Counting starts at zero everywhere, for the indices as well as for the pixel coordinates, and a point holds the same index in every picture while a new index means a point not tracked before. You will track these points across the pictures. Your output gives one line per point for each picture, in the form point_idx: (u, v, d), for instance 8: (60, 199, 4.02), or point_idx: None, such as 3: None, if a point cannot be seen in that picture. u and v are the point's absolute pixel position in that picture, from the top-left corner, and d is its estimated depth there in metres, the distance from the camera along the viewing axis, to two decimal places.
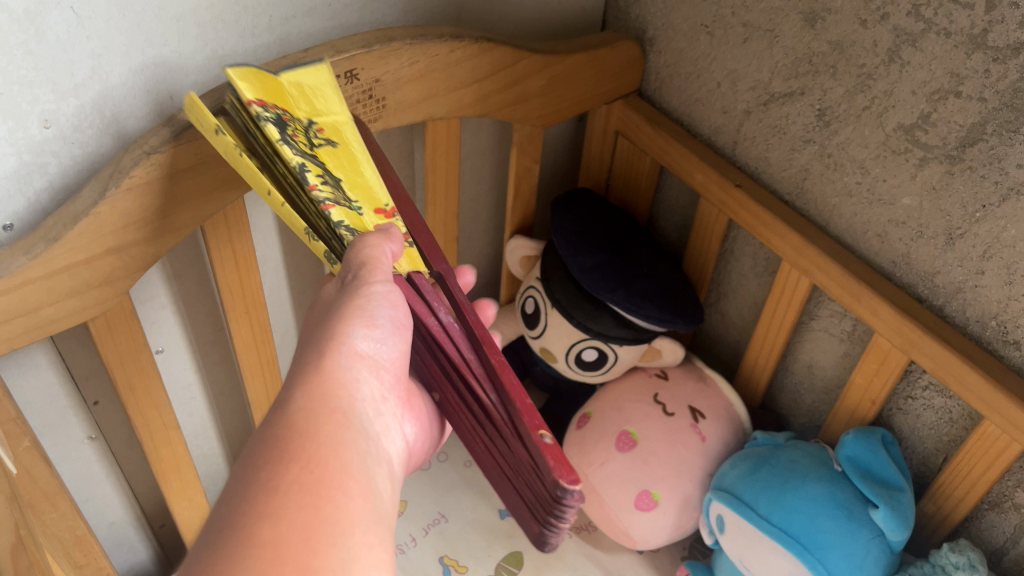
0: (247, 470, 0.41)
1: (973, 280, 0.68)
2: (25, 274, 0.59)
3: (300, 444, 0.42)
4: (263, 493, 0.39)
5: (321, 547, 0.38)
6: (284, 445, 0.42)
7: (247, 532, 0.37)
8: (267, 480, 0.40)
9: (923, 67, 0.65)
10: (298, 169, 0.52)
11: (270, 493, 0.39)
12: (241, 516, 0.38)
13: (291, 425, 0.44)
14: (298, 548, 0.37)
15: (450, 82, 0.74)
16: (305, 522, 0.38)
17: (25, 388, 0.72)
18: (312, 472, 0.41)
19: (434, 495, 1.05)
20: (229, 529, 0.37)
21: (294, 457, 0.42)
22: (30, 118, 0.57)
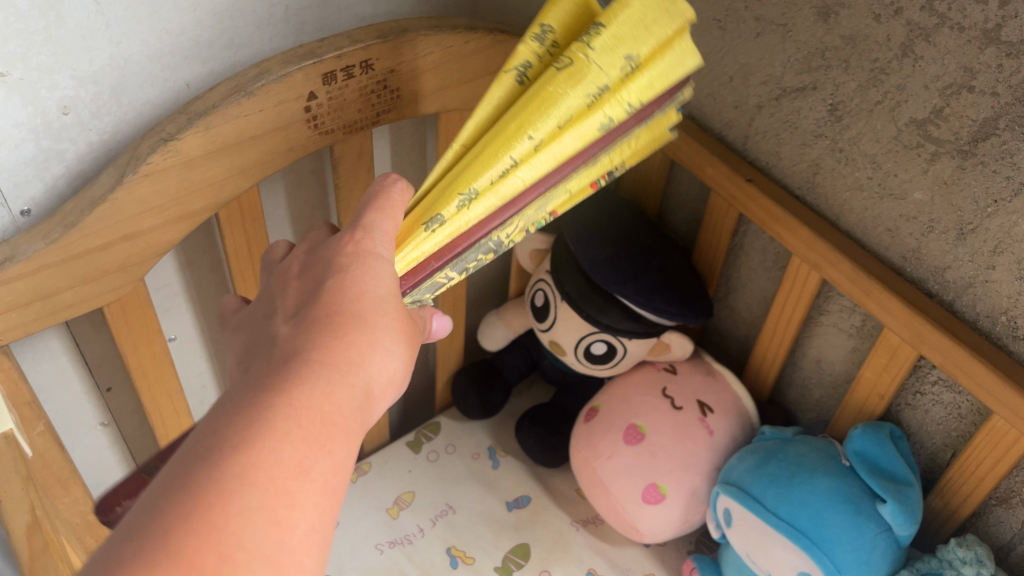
0: (295, 430, 0.40)
1: (984, 275, 0.68)
2: (42, 258, 0.59)
3: (341, 440, 0.42)
4: (289, 468, 0.39)
5: (307, 552, 0.39)
6: (332, 433, 0.41)
7: (268, 509, 0.37)
8: (303, 460, 0.40)
9: (937, 61, 0.65)
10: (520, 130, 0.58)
11: (299, 480, 0.39)
12: (266, 485, 0.38)
13: (347, 415, 0.43)
14: (289, 543, 0.38)
15: (463, 73, 0.74)
16: (306, 524, 0.39)
17: (40, 373, 0.73)
18: (334, 476, 0.41)
19: (442, 487, 1.05)
20: (235, 486, 0.37)
21: (331, 451, 0.41)
22: (49, 105, 0.58)
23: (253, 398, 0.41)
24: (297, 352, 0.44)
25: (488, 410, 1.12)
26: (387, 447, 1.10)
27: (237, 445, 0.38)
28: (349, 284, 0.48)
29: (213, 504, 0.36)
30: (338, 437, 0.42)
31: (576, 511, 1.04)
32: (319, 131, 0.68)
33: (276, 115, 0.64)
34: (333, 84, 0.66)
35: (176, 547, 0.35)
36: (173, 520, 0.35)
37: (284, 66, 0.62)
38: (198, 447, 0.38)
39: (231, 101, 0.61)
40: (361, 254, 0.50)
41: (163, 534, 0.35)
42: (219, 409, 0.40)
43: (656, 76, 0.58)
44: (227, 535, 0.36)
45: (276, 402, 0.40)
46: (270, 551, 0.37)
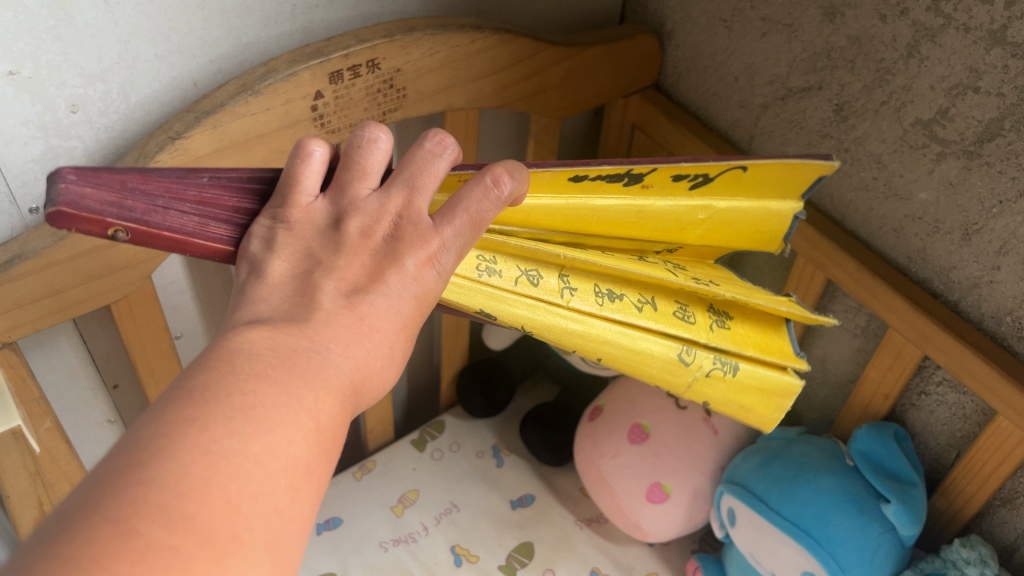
0: (312, 427, 0.37)
1: (989, 276, 0.68)
2: (51, 255, 0.60)
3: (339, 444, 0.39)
4: (298, 461, 0.36)
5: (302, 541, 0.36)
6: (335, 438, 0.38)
7: (275, 502, 0.34)
8: (311, 462, 0.36)
9: (942, 62, 0.65)
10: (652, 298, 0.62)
11: (306, 477, 0.36)
12: (276, 474, 0.35)
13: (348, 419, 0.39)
14: (289, 533, 0.35)
15: (469, 72, 0.74)
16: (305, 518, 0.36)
17: (47, 368, 0.73)
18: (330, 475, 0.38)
19: (446, 485, 1.06)
20: (241, 467, 0.34)
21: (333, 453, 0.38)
22: (58, 103, 0.58)
23: (284, 378, 0.37)
24: (332, 343, 0.39)
25: (493, 409, 1.12)
26: (392, 445, 1.11)
27: (261, 422, 0.35)
28: (405, 279, 0.41)
29: (230, 478, 0.33)
30: (339, 442, 0.39)
31: (580, 510, 1.04)
32: (326, 131, 0.68)
33: (283, 114, 0.65)
34: (339, 83, 0.66)
35: (190, 511, 0.31)
36: (188, 465, 0.32)
37: (291, 66, 0.63)
38: (224, 402, 0.35)
39: (239, 100, 0.61)
40: (429, 254, 0.42)
41: (175, 488, 0.32)
42: (248, 367, 0.37)
43: (752, 376, 0.64)
44: (237, 512, 0.33)
45: (304, 395, 0.37)
46: (271, 540, 0.34)
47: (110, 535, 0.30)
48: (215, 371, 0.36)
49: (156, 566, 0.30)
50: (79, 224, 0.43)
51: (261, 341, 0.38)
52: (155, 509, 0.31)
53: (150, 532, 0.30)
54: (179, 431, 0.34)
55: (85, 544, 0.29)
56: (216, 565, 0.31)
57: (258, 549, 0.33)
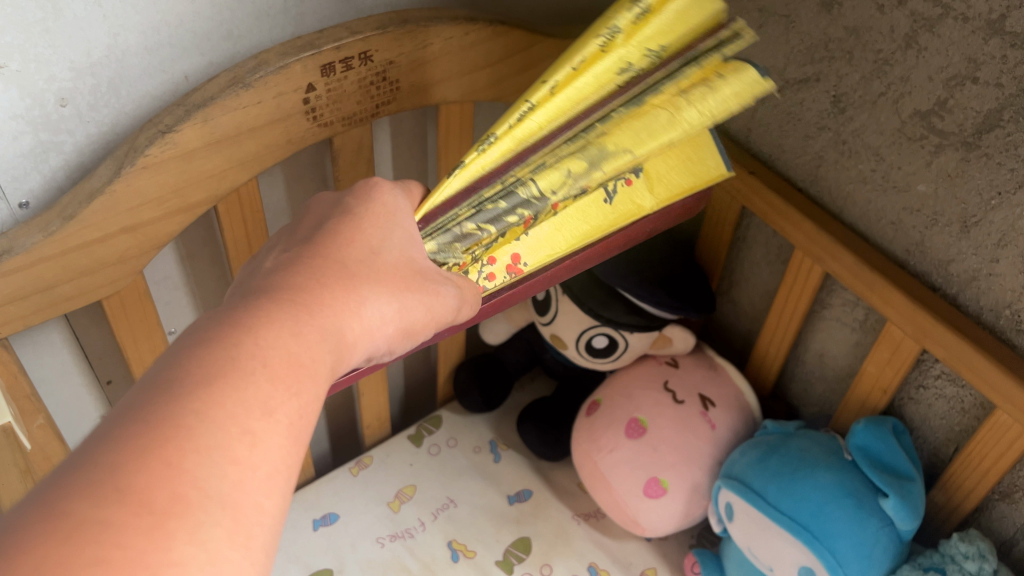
0: (261, 366, 0.35)
1: (988, 268, 0.68)
2: (41, 251, 0.59)
3: (302, 376, 0.37)
4: (254, 405, 0.34)
5: (277, 490, 0.34)
6: (293, 370, 0.36)
7: (229, 451, 0.32)
8: (269, 399, 0.35)
9: (941, 52, 0.64)
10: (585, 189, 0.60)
11: (264, 421, 0.34)
12: (227, 423, 0.33)
13: (305, 348, 0.38)
14: (251, 486, 0.32)
15: (464, 65, 0.74)
16: (271, 457, 0.34)
17: (39, 365, 0.73)
18: (300, 418, 0.36)
19: (443, 480, 1.05)
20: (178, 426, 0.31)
21: (297, 390, 0.36)
22: (47, 97, 0.58)
23: (219, 331, 0.36)
24: (269, 288, 0.39)
25: (490, 404, 1.11)
26: (388, 440, 1.10)
27: (199, 381, 0.33)
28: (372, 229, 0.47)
29: (168, 440, 0.31)
30: (307, 377, 0.37)
31: (577, 505, 1.04)
32: (318, 124, 0.68)
33: (275, 107, 0.64)
34: (331, 76, 0.65)
35: (124, 483, 0.29)
36: (123, 438, 0.30)
37: (283, 58, 0.62)
38: (158, 376, 0.33)
39: (230, 93, 0.61)
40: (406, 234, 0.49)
41: (105, 465, 0.29)
42: (188, 335, 0.36)
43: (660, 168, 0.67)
44: (180, 475, 0.30)
45: (244, 338, 0.36)
46: (227, 496, 0.31)
47: (36, 518, 0.27)
48: (165, 353, 0.35)
49: (88, 542, 0.27)
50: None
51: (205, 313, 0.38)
52: (84, 487, 0.29)
53: (79, 511, 0.28)
54: (115, 416, 0.32)
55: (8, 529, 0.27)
56: (156, 531, 0.29)
57: (210, 507, 0.30)
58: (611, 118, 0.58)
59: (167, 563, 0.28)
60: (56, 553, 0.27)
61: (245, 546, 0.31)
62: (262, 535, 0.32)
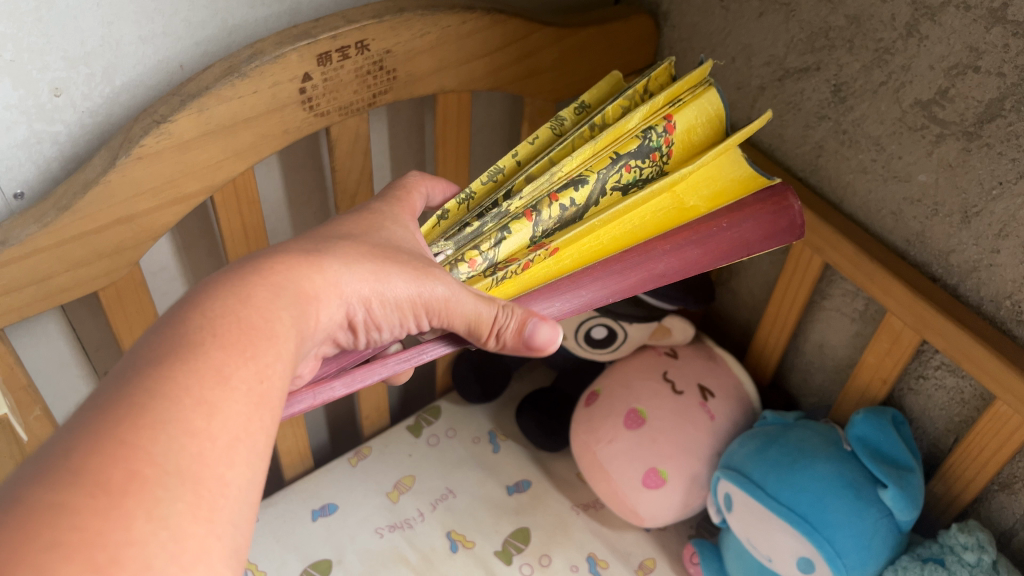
0: (213, 338, 0.37)
1: (988, 259, 0.68)
2: (35, 242, 0.59)
3: (264, 343, 0.38)
4: (211, 373, 0.35)
5: (237, 460, 0.34)
6: (253, 337, 0.38)
7: (184, 421, 0.33)
8: (224, 366, 0.36)
9: (942, 41, 0.64)
10: (577, 177, 0.55)
11: (221, 388, 0.35)
12: (180, 393, 0.34)
13: (268, 319, 0.39)
14: (214, 454, 0.33)
15: (461, 54, 0.73)
16: (232, 425, 0.35)
17: (37, 357, 0.73)
18: (262, 381, 0.37)
19: (442, 471, 1.05)
20: (136, 405, 0.32)
21: (255, 355, 0.38)
22: (41, 86, 0.57)
23: (183, 308, 0.38)
24: (241, 266, 0.42)
25: (489, 395, 1.11)
26: (387, 431, 1.10)
27: (158, 359, 0.35)
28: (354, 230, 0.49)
29: (126, 418, 0.32)
30: (266, 341, 0.39)
31: (576, 495, 1.04)
32: (314, 114, 0.67)
33: (271, 97, 0.63)
34: (327, 66, 0.65)
35: (79, 465, 0.30)
36: (83, 424, 0.31)
37: (278, 48, 0.61)
38: (126, 364, 0.35)
39: (225, 83, 0.60)
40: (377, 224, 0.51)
41: (76, 447, 0.30)
42: (156, 324, 0.37)
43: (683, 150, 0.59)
44: (135, 450, 0.31)
45: (196, 312, 0.38)
46: (185, 467, 0.32)
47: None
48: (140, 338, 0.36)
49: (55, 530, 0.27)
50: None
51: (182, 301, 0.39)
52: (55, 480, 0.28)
53: (43, 496, 0.29)
54: (85, 407, 0.32)
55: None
56: (112, 511, 0.29)
57: (168, 481, 0.31)
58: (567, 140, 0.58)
59: (123, 544, 0.29)
60: (9, 543, 0.27)
61: (208, 519, 0.32)
62: (228, 506, 0.33)
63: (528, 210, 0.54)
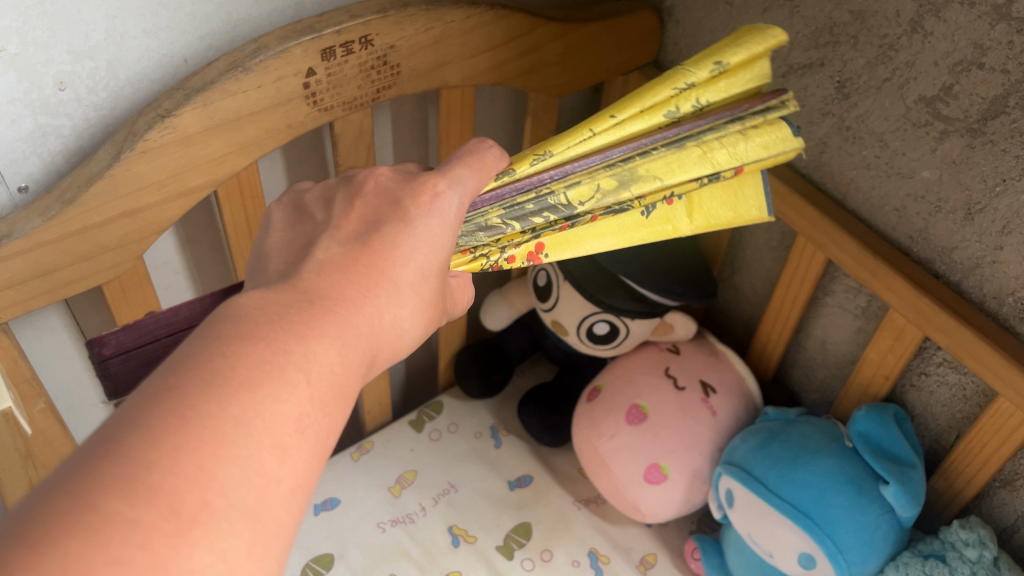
0: (304, 382, 0.36)
1: (992, 256, 0.68)
2: (40, 235, 0.59)
3: (339, 397, 0.38)
4: (290, 420, 0.35)
5: (295, 503, 0.34)
6: (333, 393, 0.37)
7: (258, 463, 0.33)
8: (305, 416, 0.35)
9: (947, 37, 0.64)
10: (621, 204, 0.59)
11: (297, 434, 0.35)
12: (261, 434, 0.33)
13: (346, 367, 0.38)
14: (277, 498, 0.33)
15: (465, 49, 0.73)
16: (297, 472, 0.35)
17: (40, 350, 0.73)
18: (329, 434, 0.37)
19: (444, 465, 1.05)
20: (204, 426, 0.32)
21: (330, 408, 0.37)
22: (45, 80, 0.57)
23: (271, 333, 0.36)
24: (327, 293, 0.40)
25: (491, 390, 1.12)
26: (389, 426, 1.10)
27: (243, 384, 0.34)
28: (411, 225, 0.44)
29: (198, 444, 0.31)
30: (342, 391, 0.38)
31: (578, 491, 1.04)
32: (319, 109, 0.67)
33: (275, 91, 0.63)
34: (332, 60, 0.65)
35: (157, 483, 0.30)
36: (157, 434, 0.31)
37: (283, 42, 0.62)
38: (204, 367, 0.34)
39: (230, 77, 0.60)
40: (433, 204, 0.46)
41: (139, 461, 0.30)
42: (234, 329, 0.36)
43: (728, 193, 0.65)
44: (210, 480, 0.31)
45: (291, 348, 0.36)
46: (250, 506, 0.32)
47: (68, 513, 0.28)
48: (203, 336, 0.35)
49: (110, 542, 0.28)
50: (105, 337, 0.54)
51: (252, 302, 0.38)
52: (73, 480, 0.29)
53: (111, 506, 0.29)
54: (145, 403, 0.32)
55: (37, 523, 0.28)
56: (179, 538, 0.30)
57: (233, 516, 0.31)
58: (649, 153, 0.58)
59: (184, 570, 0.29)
60: (82, 550, 0.28)
61: (261, 557, 0.32)
62: (279, 546, 0.34)
63: (563, 224, 0.59)
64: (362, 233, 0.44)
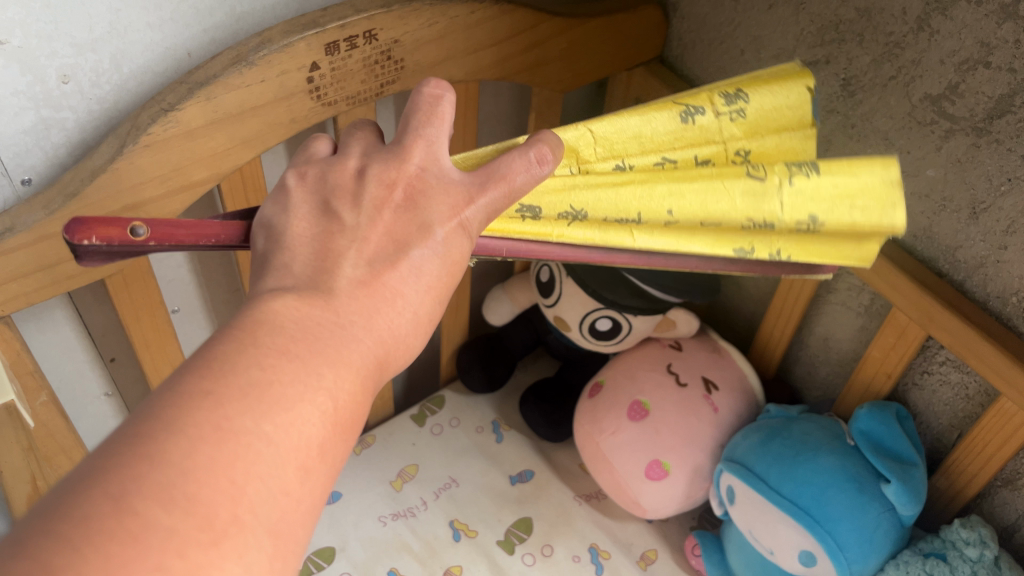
0: (331, 407, 0.36)
1: (996, 255, 0.67)
2: (43, 229, 0.59)
3: (354, 423, 0.38)
4: (314, 443, 0.35)
5: (309, 520, 0.35)
6: (349, 418, 0.38)
7: (282, 483, 0.33)
8: (325, 441, 0.36)
9: (953, 36, 0.63)
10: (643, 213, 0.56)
11: (318, 457, 0.36)
12: (288, 455, 0.34)
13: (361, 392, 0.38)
14: (294, 517, 0.34)
15: (469, 43, 0.73)
16: (314, 492, 0.35)
17: (42, 343, 0.73)
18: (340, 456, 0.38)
19: (446, 460, 1.05)
20: (236, 438, 0.33)
21: (346, 432, 0.38)
22: (49, 73, 0.57)
23: (304, 353, 0.37)
24: (355, 310, 0.40)
25: (493, 384, 1.12)
26: (391, 420, 1.10)
27: (276, 403, 0.34)
28: (433, 247, 0.42)
29: (232, 460, 0.32)
30: (360, 413, 0.39)
31: (578, 486, 1.04)
32: (322, 103, 0.67)
33: (278, 86, 0.63)
34: (335, 55, 0.65)
35: (192, 491, 0.30)
36: (192, 442, 0.31)
37: (286, 37, 0.61)
38: (243, 377, 0.34)
39: (233, 71, 0.60)
40: (459, 219, 0.43)
41: (174, 466, 0.31)
42: (270, 342, 0.36)
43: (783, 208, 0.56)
44: (240, 494, 0.32)
45: (323, 372, 0.37)
46: (273, 524, 0.33)
47: (107, 511, 0.29)
48: (237, 341, 0.36)
49: (149, 545, 0.29)
50: (97, 229, 0.42)
51: (287, 313, 0.38)
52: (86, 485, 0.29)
53: (152, 514, 0.29)
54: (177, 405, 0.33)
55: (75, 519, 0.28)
56: (212, 547, 0.30)
57: (258, 531, 0.32)
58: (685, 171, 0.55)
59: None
60: (123, 554, 0.28)
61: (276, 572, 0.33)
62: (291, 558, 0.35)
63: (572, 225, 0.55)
64: (388, 250, 0.41)
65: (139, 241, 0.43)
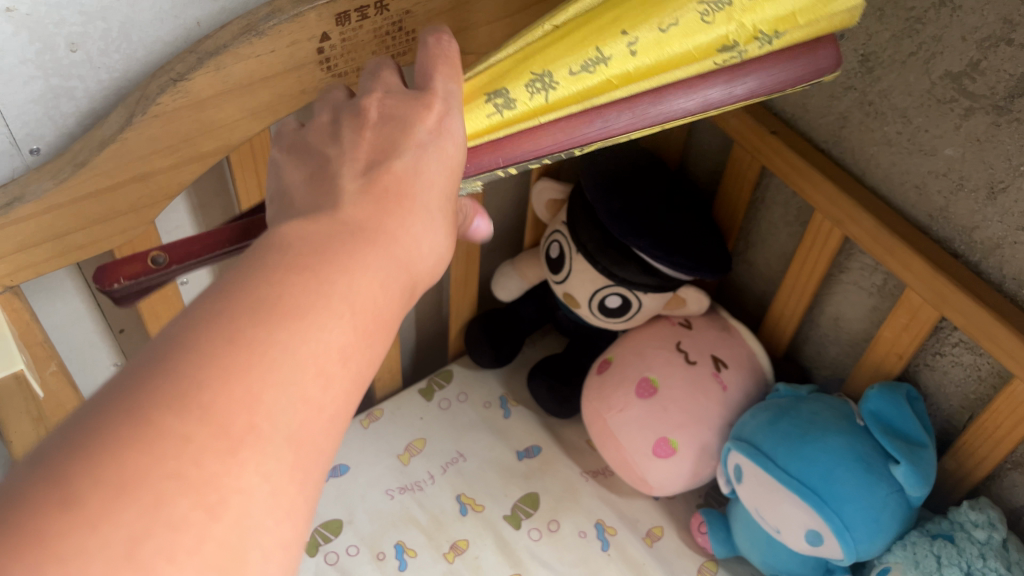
0: (350, 310, 0.34)
1: (1013, 236, 0.66)
2: (53, 198, 0.59)
3: (377, 328, 0.35)
4: (334, 348, 0.32)
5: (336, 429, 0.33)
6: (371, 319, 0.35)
7: (302, 388, 0.31)
8: (347, 346, 0.33)
9: (975, 12, 0.62)
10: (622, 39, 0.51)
11: (340, 363, 0.33)
12: (305, 359, 0.31)
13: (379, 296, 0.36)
14: (319, 425, 0.32)
15: (482, 15, 0.72)
16: (341, 400, 0.33)
17: (53, 313, 0.73)
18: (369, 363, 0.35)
19: (453, 434, 1.06)
20: (243, 341, 0.30)
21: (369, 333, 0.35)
22: (57, 41, 0.57)
23: (313, 262, 0.34)
24: (365, 221, 0.37)
25: (501, 360, 1.12)
26: (399, 393, 1.10)
27: (283, 307, 0.32)
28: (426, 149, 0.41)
29: (245, 362, 0.30)
30: (384, 320, 0.36)
31: (585, 462, 1.05)
32: (332, 74, 0.66)
33: (288, 56, 0.63)
34: (346, 25, 0.64)
35: (208, 402, 0.28)
36: (210, 355, 0.29)
37: (296, 6, 0.60)
38: (251, 290, 0.32)
39: (242, 41, 0.59)
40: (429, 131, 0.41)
41: (185, 376, 0.28)
42: (280, 259, 0.34)
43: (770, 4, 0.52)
44: (256, 401, 0.29)
45: (336, 279, 0.34)
46: (297, 431, 0.31)
47: (118, 429, 0.27)
48: None
49: (162, 453, 0.27)
50: (124, 272, 0.50)
51: (292, 231, 0.35)
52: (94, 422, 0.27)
53: (164, 425, 0.27)
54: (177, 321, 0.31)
55: (78, 444, 0.26)
56: (230, 456, 0.28)
57: (277, 439, 0.30)
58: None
59: (233, 491, 0.28)
60: (133, 463, 0.26)
61: (302, 482, 0.31)
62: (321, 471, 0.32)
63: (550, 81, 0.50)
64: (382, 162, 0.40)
65: (160, 266, 0.50)
